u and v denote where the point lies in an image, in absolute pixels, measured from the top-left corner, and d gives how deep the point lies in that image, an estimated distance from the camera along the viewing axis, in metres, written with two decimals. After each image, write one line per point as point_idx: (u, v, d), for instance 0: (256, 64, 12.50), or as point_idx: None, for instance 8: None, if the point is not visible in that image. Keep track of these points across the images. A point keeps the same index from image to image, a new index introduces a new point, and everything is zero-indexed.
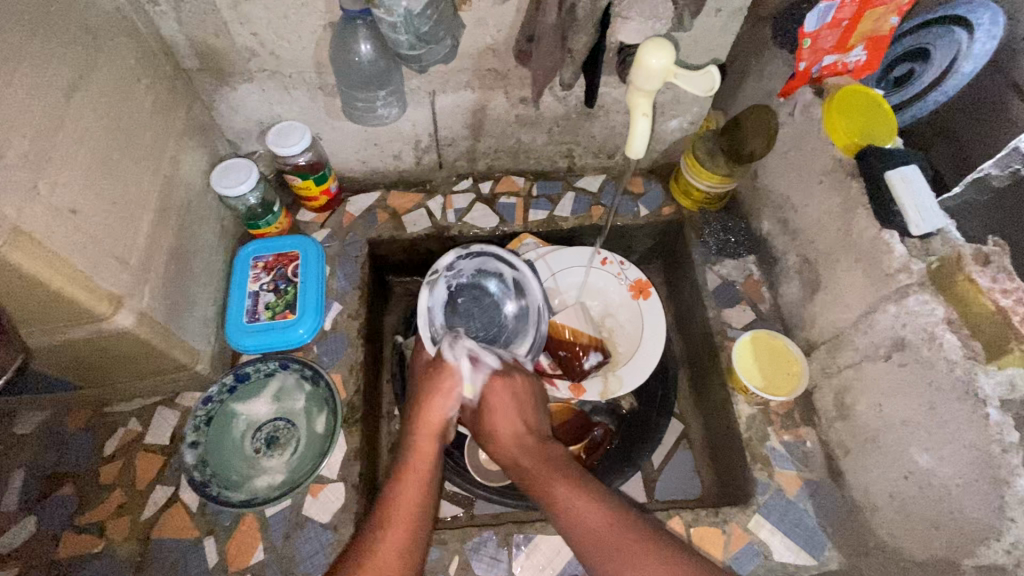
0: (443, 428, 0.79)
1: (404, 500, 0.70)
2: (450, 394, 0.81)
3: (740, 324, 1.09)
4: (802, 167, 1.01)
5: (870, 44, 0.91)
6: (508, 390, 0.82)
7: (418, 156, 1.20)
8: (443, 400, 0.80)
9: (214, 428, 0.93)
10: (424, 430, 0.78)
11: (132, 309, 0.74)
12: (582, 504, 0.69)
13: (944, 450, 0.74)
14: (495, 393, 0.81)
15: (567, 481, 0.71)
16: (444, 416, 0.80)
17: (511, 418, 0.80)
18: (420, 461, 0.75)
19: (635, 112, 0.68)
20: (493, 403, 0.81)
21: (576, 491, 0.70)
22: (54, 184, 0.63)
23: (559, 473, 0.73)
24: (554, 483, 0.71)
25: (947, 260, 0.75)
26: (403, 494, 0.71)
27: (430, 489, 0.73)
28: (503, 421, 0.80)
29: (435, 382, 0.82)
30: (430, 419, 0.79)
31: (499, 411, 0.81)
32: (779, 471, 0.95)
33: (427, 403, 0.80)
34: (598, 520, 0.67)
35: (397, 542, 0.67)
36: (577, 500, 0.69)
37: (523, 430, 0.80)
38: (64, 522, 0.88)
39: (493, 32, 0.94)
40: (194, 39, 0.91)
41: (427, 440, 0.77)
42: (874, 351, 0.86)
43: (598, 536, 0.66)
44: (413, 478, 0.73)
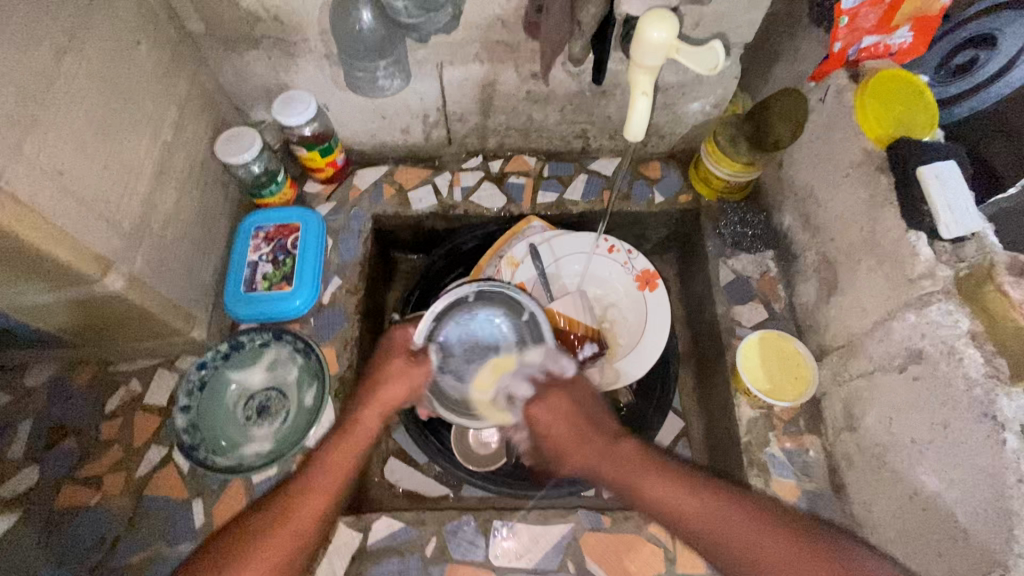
0: (392, 409, 0.79)
1: (329, 471, 0.72)
2: (414, 379, 0.81)
3: (750, 323, 1.04)
4: (828, 159, 0.93)
5: (916, 24, 0.85)
6: (558, 401, 0.79)
7: (426, 131, 1.17)
8: (400, 383, 0.80)
9: (207, 393, 0.93)
10: (371, 406, 0.78)
11: (122, 273, 0.75)
12: (674, 497, 0.69)
13: (954, 474, 0.69)
14: (537, 416, 0.80)
15: (655, 477, 0.70)
16: (397, 400, 0.80)
17: (570, 424, 0.77)
18: (358, 438, 0.75)
19: (636, 91, 0.63)
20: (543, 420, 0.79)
21: (667, 484, 0.69)
22: (40, 145, 0.63)
23: (641, 467, 0.71)
24: (640, 483, 0.70)
25: (978, 270, 0.68)
26: (334, 467, 0.72)
27: (360, 466, 0.75)
28: (558, 435, 0.77)
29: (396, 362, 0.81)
30: (383, 397, 0.79)
31: (556, 426, 0.78)
32: (778, 480, 0.90)
33: (383, 379, 0.80)
34: (702, 511, 0.67)
35: (315, 507, 0.69)
36: (669, 495, 0.69)
37: (590, 436, 0.76)
38: (65, 473, 0.91)
39: (502, 1, 0.89)
40: (198, 3, 0.89)
41: (371, 418, 0.77)
42: (889, 361, 0.80)
43: (706, 529, 0.67)
44: (349, 450, 0.74)
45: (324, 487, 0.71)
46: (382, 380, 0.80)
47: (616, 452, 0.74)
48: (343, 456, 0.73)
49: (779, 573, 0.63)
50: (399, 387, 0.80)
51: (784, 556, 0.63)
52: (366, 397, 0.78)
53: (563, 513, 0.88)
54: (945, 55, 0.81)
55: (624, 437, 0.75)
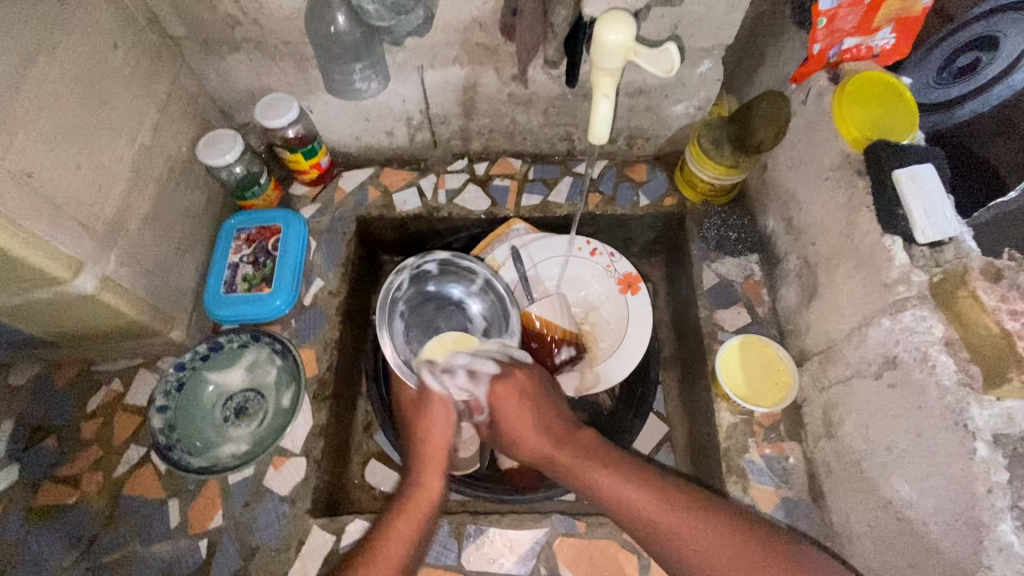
0: (447, 463, 0.76)
1: (392, 537, 0.69)
2: (444, 421, 0.76)
3: (733, 327, 1.02)
4: (809, 162, 0.92)
5: (899, 24, 0.84)
6: (516, 390, 0.77)
7: (411, 133, 1.17)
8: (441, 433, 0.76)
9: (185, 393, 0.94)
10: (428, 464, 0.75)
11: (95, 274, 0.76)
12: (624, 490, 0.69)
13: (927, 484, 0.67)
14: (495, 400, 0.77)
15: (605, 469, 0.71)
16: (448, 453, 0.76)
17: (526, 416, 0.76)
18: (421, 503, 0.72)
19: (597, 93, 0.62)
20: (500, 405, 0.77)
21: (619, 477, 0.70)
22: (8, 148, 0.64)
23: (593, 459, 0.72)
24: (591, 473, 0.71)
25: (952, 275, 0.67)
26: (395, 535, 0.69)
27: (427, 531, 0.72)
28: (514, 417, 0.76)
29: (423, 410, 0.78)
30: (432, 454, 0.75)
31: (512, 416, 0.76)
32: (756, 486, 0.90)
33: (430, 435, 0.76)
34: (652, 506, 0.68)
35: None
36: (618, 487, 0.69)
37: (547, 425, 0.75)
38: (44, 473, 0.92)
39: (479, 4, 0.89)
40: (178, 7, 0.90)
41: (434, 478, 0.74)
42: (865, 367, 0.78)
43: (651, 522, 0.67)
44: (409, 516, 0.71)
45: (388, 559, 0.67)
46: (425, 434, 0.76)
47: (571, 443, 0.74)
48: (408, 523, 0.70)
49: (720, 571, 0.63)
50: (446, 436, 0.76)
51: (725, 549, 0.64)
52: (419, 453, 0.75)
53: (538, 517, 0.88)
54: (939, 59, 0.85)
55: (580, 430, 0.76)
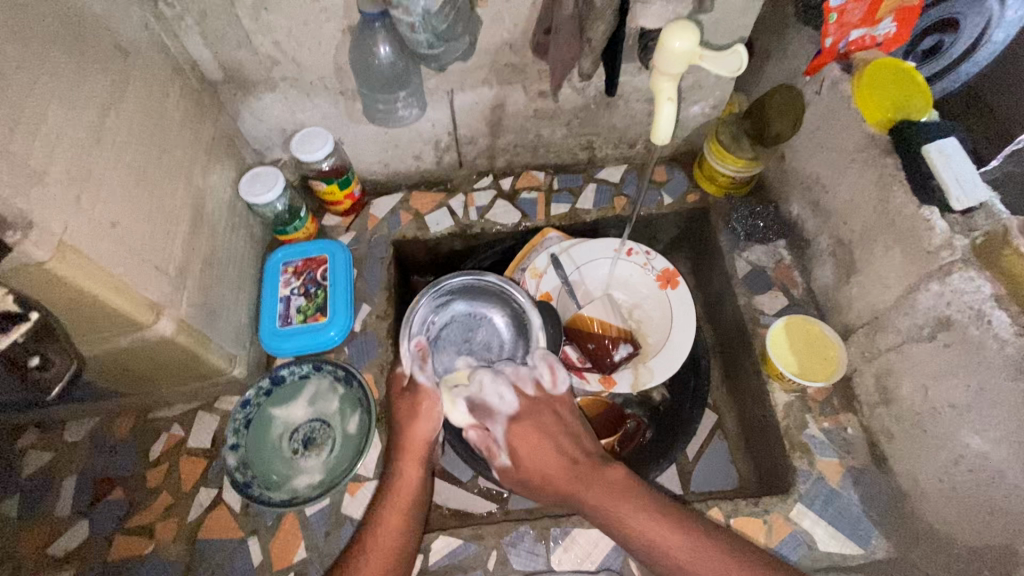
0: (425, 453, 0.79)
1: (385, 529, 0.73)
2: (431, 417, 0.80)
3: (773, 311, 1.06)
4: (831, 147, 0.98)
5: (900, 14, 0.90)
6: (532, 424, 0.77)
7: (438, 156, 1.20)
8: (425, 425, 0.80)
9: (253, 430, 0.95)
10: (407, 456, 0.78)
11: (171, 317, 0.78)
12: (663, 535, 0.68)
13: (998, 432, 0.72)
14: (520, 438, 0.76)
15: (642, 512, 0.69)
16: (428, 443, 0.79)
17: (552, 448, 0.74)
18: (404, 492, 0.76)
19: (661, 97, 0.72)
20: (525, 444, 0.75)
21: (660, 522, 0.69)
22: (95, 200, 0.66)
23: (630, 499, 0.70)
24: (626, 516, 0.69)
25: (993, 236, 0.72)
26: (387, 523, 0.74)
27: (414, 518, 0.76)
28: (550, 462, 0.74)
29: (411, 408, 0.81)
30: (412, 445, 0.79)
31: (537, 451, 0.74)
32: (821, 459, 0.93)
33: (404, 429, 0.80)
34: (683, 548, 0.67)
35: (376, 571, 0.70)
36: (649, 528, 0.68)
37: (567, 461, 0.74)
38: (115, 525, 0.91)
39: (510, 27, 0.94)
40: (219, 53, 0.93)
41: (410, 468, 0.78)
42: (917, 332, 0.83)
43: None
44: (399, 503, 0.76)
45: (378, 549, 0.72)
46: (405, 430, 0.80)
47: (598, 479, 0.72)
48: (396, 511, 0.75)
49: None
50: (424, 429, 0.79)
51: None
52: (400, 446, 0.79)
53: None
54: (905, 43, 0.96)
55: (611, 465, 0.74)
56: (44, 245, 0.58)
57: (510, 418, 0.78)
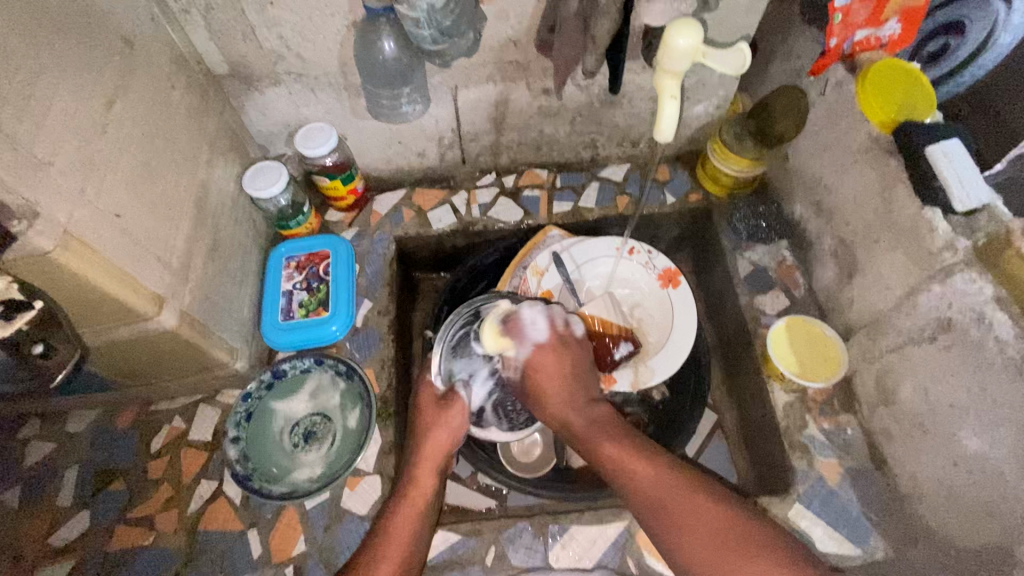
0: (442, 461, 0.80)
1: (396, 528, 0.74)
2: (457, 426, 0.82)
3: (775, 311, 1.06)
4: (835, 147, 0.97)
5: (904, 16, 0.87)
6: (556, 360, 0.78)
7: (441, 152, 1.20)
8: (445, 433, 0.81)
9: (255, 423, 0.95)
10: (425, 461, 0.80)
11: (174, 309, 0.79)
12: (631, 464, 0.69)
13: (998, 434, 0.72)
14: (537, 365, 0.77)
15: (615, 443, 0.71)
16: (445, 452, 0.81)
17: (561, 382, 0.77)
18: (419, 496, 0.77)
19: (664, 95, 0.72)
20: (541, 371, 0.77)
21: (632, 456, 0.70)
22: (99, 190, 0.66)
23: (607, 432, 0.73)
24: (600, 445, 0.72)
25: (995, 237, 0.72)
26: (400, 522, 0.74)
27: (424, 527, 0.76)
28: (551, 389, 0.77)
29: (431, 415, 0.82)
30: (430, 451, 0.80)
31: (543, 374, 0.77)
32: (820, 459, 0.93)
33: (424, 436, 0.81)
34: (650, 481, 0.67)
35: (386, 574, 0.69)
36: (621, 457, 0.70)
37: (568, 389, 0.77)
38: (116, 516, 0.91)
39: (514, 24, 0.94)
40: (223, 47, 0.93)
41: (427, 475, 0.79)
42: (918, 333, 0.83)
43: (667, 510, 0.65)
44: (414, 503, 0.76)
45: (390, 547, 0.72)
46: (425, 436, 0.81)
47: (587, 411, 0.76)
48: (408, 514, 0.75)
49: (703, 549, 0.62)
50: (445, 439, 0.80)
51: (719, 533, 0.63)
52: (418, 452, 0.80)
53: (617, 511, 0.89)
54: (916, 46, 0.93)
55: (601, 403, 0.78)
56: (48, 234, 0.58)
57: (537, 345, 0.78)
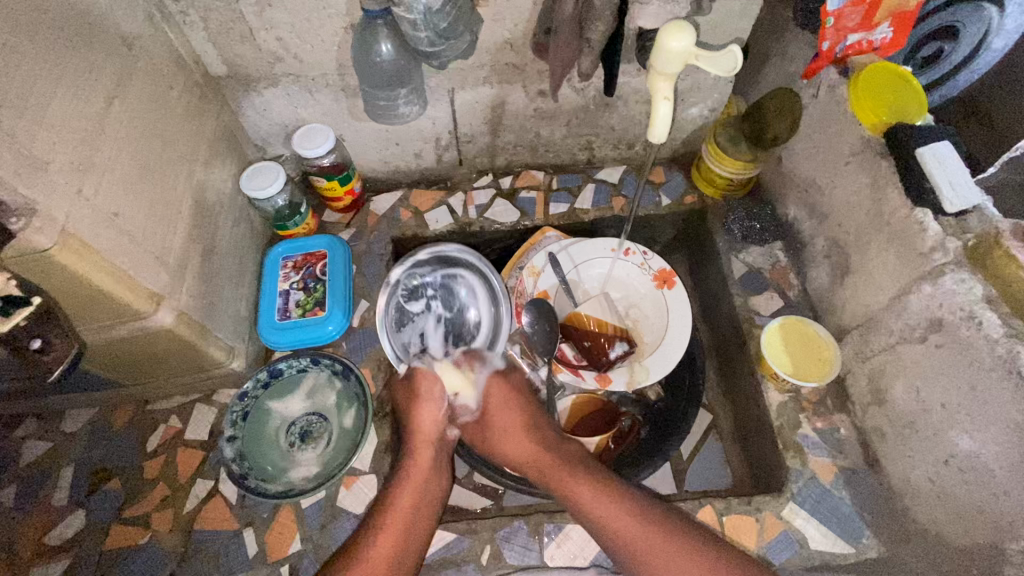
0: (435, 436, 0.88)
1: (398, 504, 0.80)
2: (434, 399, 0.89)
3: (768, 312, 1.07)
4: (827, 150, 0.99)
5: (896, 20, 0.88)
6: (505, 390, 0.93)
7: (438, 154, 1.21)
8: (434, 408, 0.89)
9: (251, 423, 0.96)
10: (421, 442, 0.87)
11: (171, 307, 0.79)
12: (596, 500, 0.79)
13: (988, 432, 0.72)
14: (494, 396, 0.92)
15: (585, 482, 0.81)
16: (437, 427, 0.89)
17: (516, 415, 0.91)
18: (417, 471, 0.84)
19: (657, 96, 0.73)
20: (499, 403, 0.92)
21: (597, 493, 0.80)
22: (97, 188, 0.67)
23: (576, 472, 0.83)
24: (568, 483, 0.82)
25: (984, 238, 0.75)
26: (402, 497, 0.81)
27: (422, 498, 0.82)
28: (513, 427, 0.90)
29: (418, 398, 0.89)
30: (424, 432, 0.87)
31: (501, 415, 0.91)
32: (813, 459, 0.93)
33: (414, 416, 0.88)
34: (616, 511, 0.78)
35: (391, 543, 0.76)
36: (587, 493, 0.80)
37: (532, 432, 0.90)
38: (111, 515, 0.91)
39: (510, 26, 0.95)
40: (222, 48, 0.94)
41: (424, 451, 0.87)
42: (910, 333, 0.84)
43: (632, 532, 0.76)
44: (411, 485, 0.82)
45: (394, 521, 0.78)
46: (416, 417, 0.88)
47: (554, 453, 0.87)
48: (411, 487, 0.82)
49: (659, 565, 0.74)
50: (432, 414, 0.88)
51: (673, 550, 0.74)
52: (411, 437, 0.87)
53: None
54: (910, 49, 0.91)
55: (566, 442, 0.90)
56: (46, 232, 0.59)
57: (493, 372, 0.95)
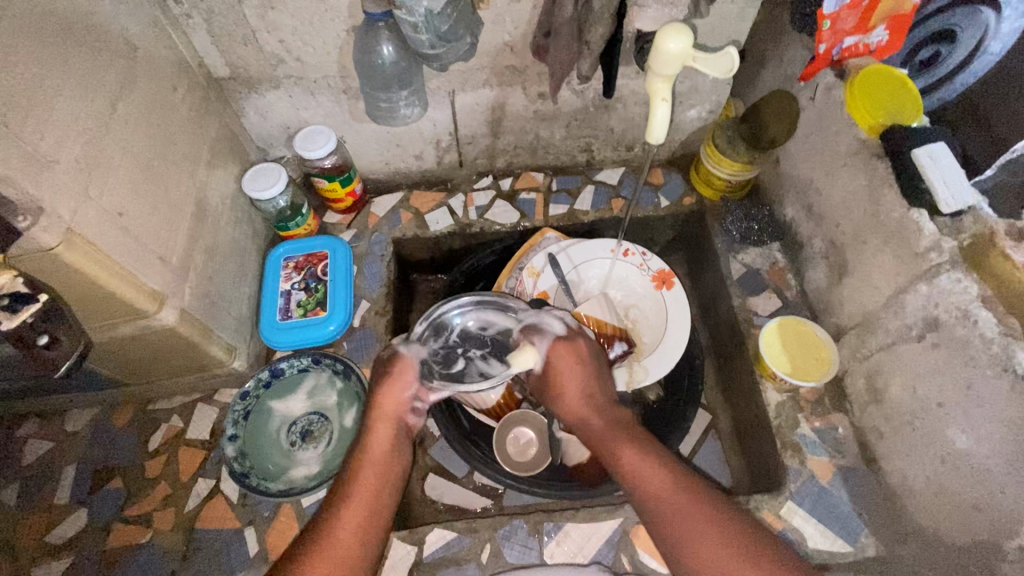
0: (396, 413, 0.82)
1: (358, 490, 0.75)
2: (403, 378, 0.83)
3: (767, 312, 1.08)
4: (825, 151, 0.99)
5: (893, 23, 0.89)
6: (573, 354, 0.85)
7: (439, 155, 1.22)
8: (398, 388, 0.83)
9: (252, 422, 0.96)
10: (382, 422, 0.81)
11: (174, 307, 0.80)
12: (646, 474, 0.73)
13: (984, 430, 0.73)
14: (560, 356, 0.84)
15: (637, 449, 0.75)
16: (398, 404, 0.82)
17: (580, 380, 0.84)
18: (376, 455, 0.79)
19: (656, 97, 0.74)
20: (562, 364, 0.84)
21: (651, 461, 0.74)
22: (102, 189, 0.68)
23: (626, 442, 0.76)
24: (617, 450, 0.76)
25: (981, 237, 0.74)
26: (361, 484, 0.76)
27: (384, 483, 0.77)
28: (572, 387, 0.84)
29: (382, 379, 0.83)
30: (385, 412, 0.81)
31: (565, 374, 0.84)
32: (812, 458, 0.94)
33: (376, 393, 0.83)
34: (666, 489, 0.71)
35: (349, 530, 0.71)
36: (639, 467, 0.73)
37: (589, 393, 0.83)
38: (113, 514, 0.92)
39: (511, 29, 0.96)
40: (225, 51, 0.95)
41: (385, 431, 0.81)
42: (906, 333, 0.84)
43: (677, 513, 0.69)
44: (373, 468, 0.78)
45: (353, 508, 0.73)
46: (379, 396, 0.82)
47: (611, 421, 0.80)
48: (368, 474, 0.77)
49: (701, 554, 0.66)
50: (396, 392, 0.82)
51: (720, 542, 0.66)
52: (372, 414, 0.81)
53: (612, 509, 0.90)
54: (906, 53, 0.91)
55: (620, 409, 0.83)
56: (52, 231, 0.60)
57: (556, 338, 0.86)
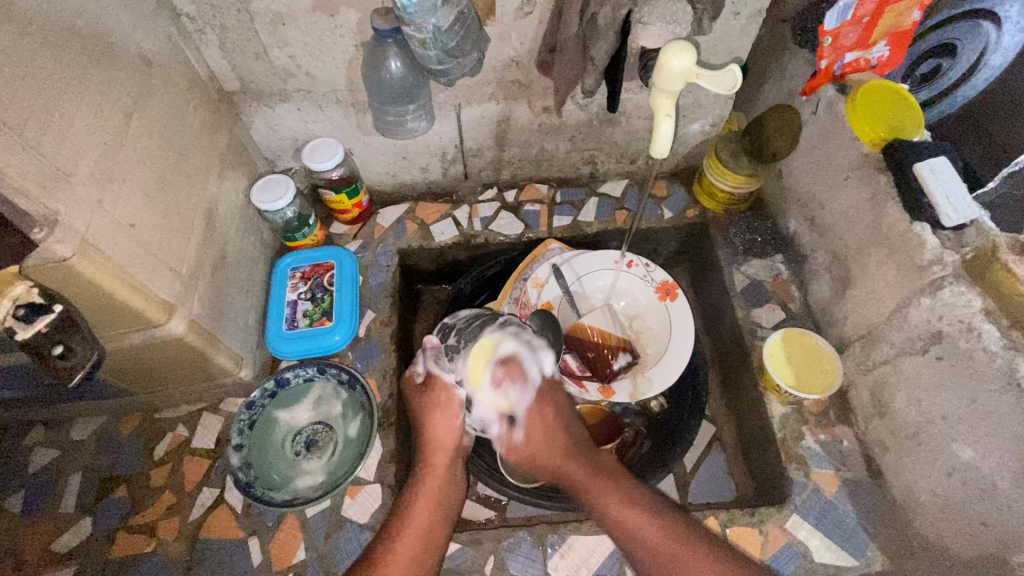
0: (451, 442, 0.85)
1: (415, 515, 0.78)
2: (452, 408, 0.84)
3: (770, 324, 1.08)
4: (827, 164, 1.00)
5: (893, 39, 0.90)
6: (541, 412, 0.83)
7: (445, 167, 1.24)
8: (444, 416, 0.84)
9: (257, 432, 0.97)
10: (437, 451, 0.84)
11: (183, 316, 0.81)
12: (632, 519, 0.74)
13: (989, 444, 0.73)
14: (532, 415, 0.83)
15: (616, 490, 0.77)
16: (450, 433, 0.84)
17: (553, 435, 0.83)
18: (434, 480, 0.82)
19: (659, 113, 0.75)
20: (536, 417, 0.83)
21: (630, 506, 0.75)
22: (116, 200, 0.69)
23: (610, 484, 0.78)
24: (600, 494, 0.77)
25: (982, 252, 0.75)
26: (416, 510, 0.78)
27: (441, 507, 0.80)
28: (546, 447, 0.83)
29: (432, 410, 0.85)
30: (440, 442, 0.84)
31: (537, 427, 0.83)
32: (817, 471, 0.94)
33: (430, 421, 0.85)
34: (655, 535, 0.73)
35: (405, 552, 0.74)
36: (624, 514, 0.75)
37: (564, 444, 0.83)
38: (117, 523, 0.92)
39: (516, 44, 0.98)
40: (237, 65, 0.97)
41: (440, 458, 0.84)
42: (910, 345, 0.85)
43: (664, 551, 0.72)
44: (427, 497, 0.80)
45: (410, 531, 0.76)
46: (429, 424, 0.84)
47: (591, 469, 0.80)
48: (426, 498, 0.80)
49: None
50: (448, 422, 0.84)
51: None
52: (428, 444, 0.84)
53: None
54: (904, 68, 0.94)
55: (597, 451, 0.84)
56: (67, 242, 0.61)
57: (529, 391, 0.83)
